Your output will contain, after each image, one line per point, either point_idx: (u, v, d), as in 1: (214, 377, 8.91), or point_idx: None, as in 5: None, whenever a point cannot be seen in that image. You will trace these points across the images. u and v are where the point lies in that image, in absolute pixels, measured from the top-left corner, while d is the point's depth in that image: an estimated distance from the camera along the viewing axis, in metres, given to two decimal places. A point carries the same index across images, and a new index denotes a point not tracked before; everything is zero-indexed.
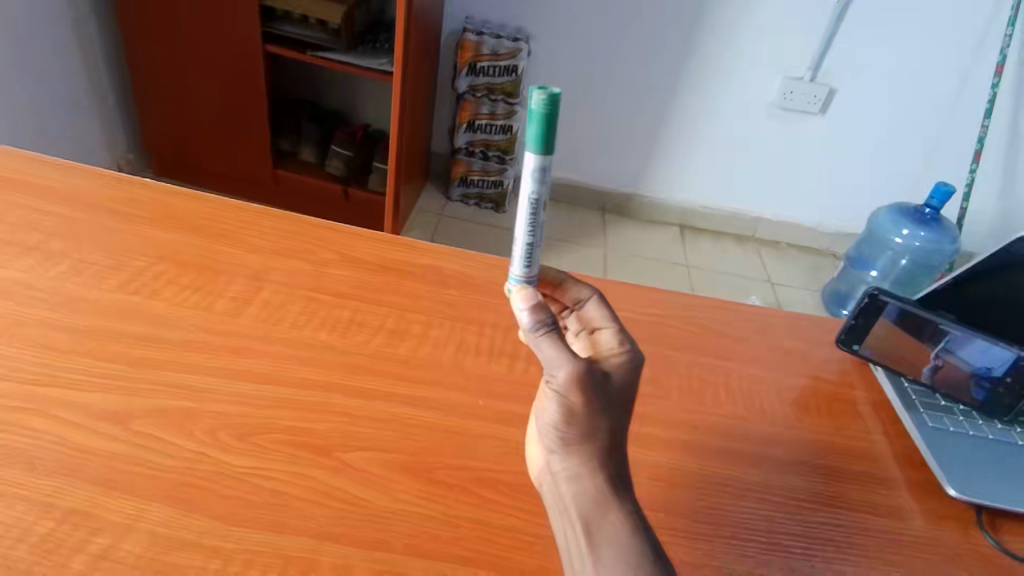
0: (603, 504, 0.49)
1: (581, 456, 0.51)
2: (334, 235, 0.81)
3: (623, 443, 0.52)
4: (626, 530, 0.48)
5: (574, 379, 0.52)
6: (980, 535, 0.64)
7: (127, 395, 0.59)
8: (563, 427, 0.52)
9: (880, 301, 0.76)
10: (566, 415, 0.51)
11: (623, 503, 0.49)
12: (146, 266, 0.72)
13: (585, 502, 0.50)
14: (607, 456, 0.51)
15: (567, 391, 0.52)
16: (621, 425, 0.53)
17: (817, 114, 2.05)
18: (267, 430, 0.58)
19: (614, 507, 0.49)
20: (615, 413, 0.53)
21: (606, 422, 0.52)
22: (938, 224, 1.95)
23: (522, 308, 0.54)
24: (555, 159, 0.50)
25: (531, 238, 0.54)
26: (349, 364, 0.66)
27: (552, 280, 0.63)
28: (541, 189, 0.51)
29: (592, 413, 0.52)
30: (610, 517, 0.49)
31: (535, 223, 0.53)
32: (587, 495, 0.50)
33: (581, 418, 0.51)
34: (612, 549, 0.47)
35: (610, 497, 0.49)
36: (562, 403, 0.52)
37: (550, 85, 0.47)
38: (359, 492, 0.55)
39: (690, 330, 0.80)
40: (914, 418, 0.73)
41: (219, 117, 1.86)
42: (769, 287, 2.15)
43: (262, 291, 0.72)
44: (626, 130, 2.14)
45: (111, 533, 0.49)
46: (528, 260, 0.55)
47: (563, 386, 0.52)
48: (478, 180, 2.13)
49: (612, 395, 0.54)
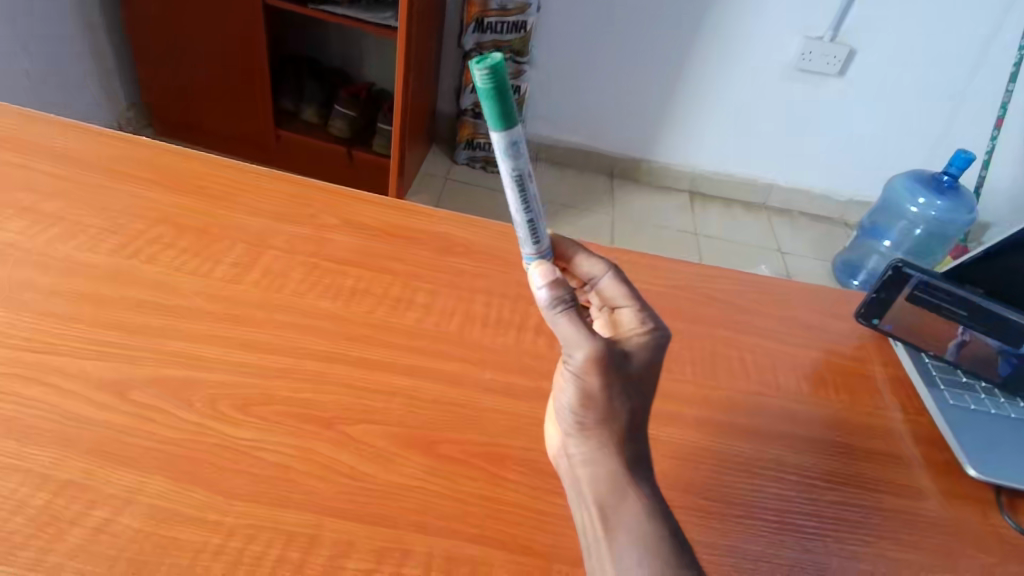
0: (622, 488, 0.48)
1: (597, 438, 0.49)
2: (336, 198, 0.78)
3: (643, 425, 0.50)
4: (643, 514, 0.47)
5: (592, 360, 0.49)
6: (999, 517, 0.62)
7: (123, 362, 0.57)
8: (580, 409, 0.50)
9: (904, 274, 0.73)
10: (584, 397, 0.49)
11: (641, 487, 0.48)
12: (142, 229, 0.70)
13: (603, 486, 0.48)
14: (624, 437, 0.49)
15: (585, 372, 0.49)
16: (640, 407, 0.51)
17: (836, 75, 1.97)
18: (269, 402, 0.57)
19: (630, 490, 0.47)
20: (635, 395, 0.50)
21: (625, 402, 0.50)
22: (955, 193, 1.90)
23: (537, 280, 0.51)
24: (521, 128, 0.45)
25: (528, 215, 0.51)
26: (351, 334, 0.64)
27: (565, 250, 0.59)
28: (519, 162, 0.47)
29: (612, 395, 0.49)
30: (627, 502, 0.47)
31: (525, 198, 0.49)
32: (603, 478, 0.48)
33: (599, 399, 0.49)
34: (628, 533, 0.46)
35: (629, 481, 0.48)
36: (580, 384, 0.49)
37: (487, 55, 0.41)
38: (364, 466, 0.54)
39: (703, 302, 0.78)
40: (934, 395, 0.71)
41: (219, 72, 1.80)
42: (779, 255, 2.11)
43: (263, 257, 0.69)
44: (633, 91, 2.08)
45: (110, 506, 0.48)
46: (535, 236, 0.53)
47: (581, 367, 0.49)
48: (484, 143, 2.08)
49: (633, 376, 0.51)
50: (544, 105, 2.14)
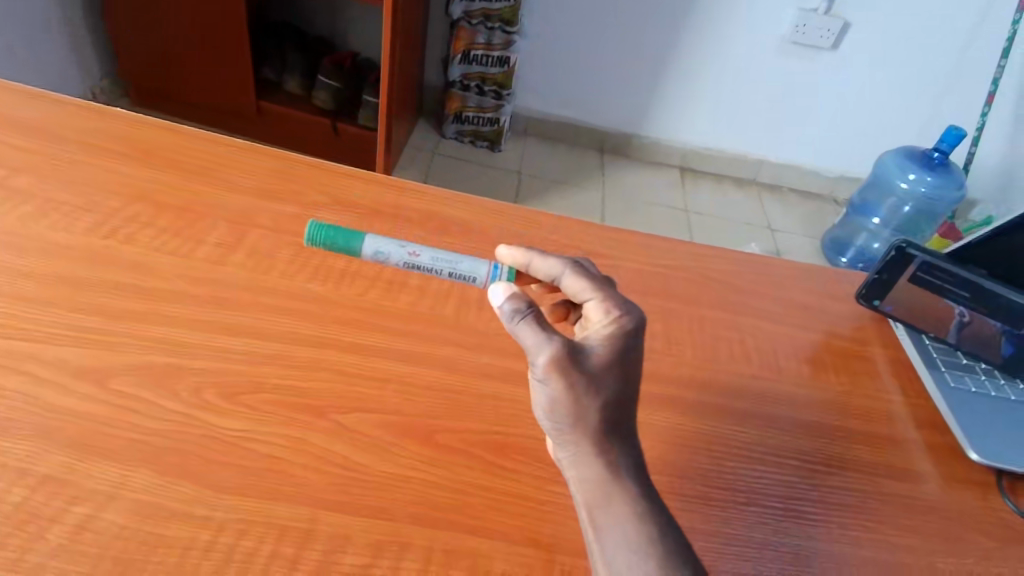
0: (606, 488, 0.46)
1: (576, 441, 0.48)
2: (323, 174, 0.75)
3: (625, 419, 0.49)
4: (631, 510, 0.45)
5: (555, 364, 0.48)
6: (1000, 500, 0.62)
7: (103, 349, 0.54)
8: (554, 415, 0.49)
9: (907, 255, 0.72)
10: (554, 402, 0.48)
11: (625, 484, 0.46)
12: (119, 207, 0.66)
13: (591, 489, 0.46)
14: (604, 435, 0.47)
15: (550, 377, 0.48)
16: (619, 401, 0.49)
17: (829, 48, 1.94)
18: (258, 390, 0.54)
19: (615, 489, 0.46)
20: (606, 390, 0.48)
21: (596, 400, 0.48)
22: (946, 170, 1.90)
23: (495, 297, 0.52)
24: (370, 239, 0.58)
25: (442, 272, 0.60)
26: (342, 318, 0.61)
27: (521, 261, 0.59)
28: (394, 257, 0.59)
29: (580, 395, 0.48)
30: (617, 502, 0.46)
31: (426, 268, 0.60)
32: (589, 480, 0.47)
33: (567, 402, 0.48)
34: (618, 533, 0.45)
35: (611, 480, 0.46)
36: (548, 390, 0.48)
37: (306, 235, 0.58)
38: (358, 457, 0.52)
39: (701, 283, 0.76)
40: (935, 377, 0.71)
41: (197, 40, 1.73)
42: (768, 232, 2.10)
43: (248, 237, 0.66)
44: (625, 65, 2.04)
45: (92, 502, 0.46)
46: (469, 277, 0.61)
47: (546, 372, 0.48)
48: (473, 117, 2.03)
49: (602, 371, 0.49)
50: (534, 78, 2.10)
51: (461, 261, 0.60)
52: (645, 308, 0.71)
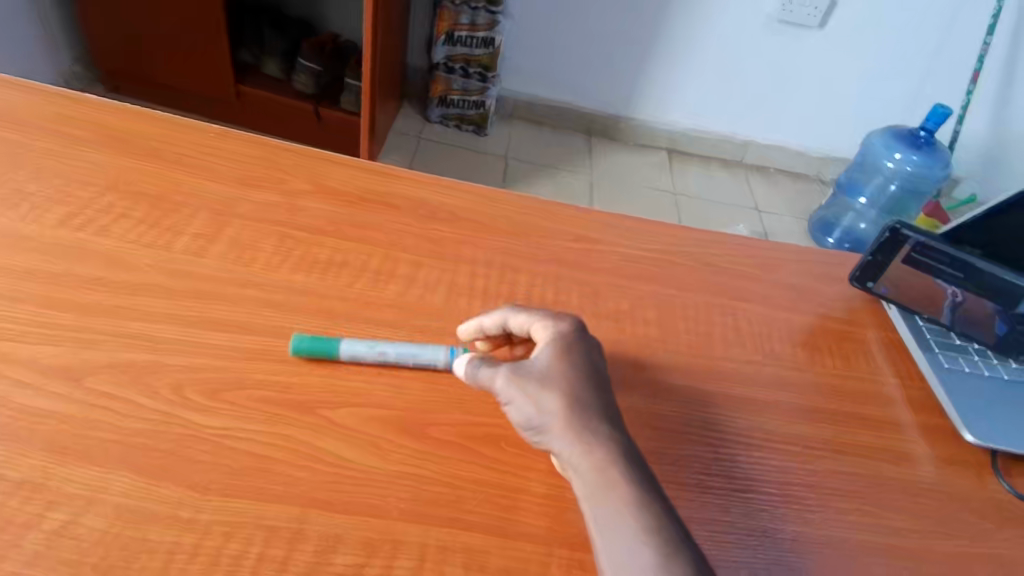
0: (595, 480, 0.46)
1: (558, 438, 0.49)
2: (305, 160, 0.73)
3: (599, 408, 0.50)
4: (622, 492, 0.45)
5: (513, 381, 0.51)
6: (995, 481, 0.62)
7: (78, 346, 0.52)
8: (531, 424, 0.50)
9: (901, 236, 0.71)
10: (526, 413, 0.50)
11: (613, 473, 0.46)
12: (91, 197, 0.63)
13: (582, 479, 0.47)
14: (580, 425, 0.48)
15: (514, 394, 0.51)
16: (587, 393, 0.51)
17: (815, 27, 1.93)
18: (241, 386, 0.52)
19: (605, 473, 0.46)
20: (568, 390, 0.50)
21: (564, 397, 0.50)
22: (931, 149, 1.90)
23: (460, 370, 0.55)
24: None
25: None
26: (328, 310, 0.59)
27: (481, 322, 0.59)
28: None
29: (545, 398, 0.50)
30: (609, 485, 0.46)
31: None
32: (579, 470, 0.47)
33: (536, 408, 0.50)
34: (616, 517, 0.45)
35: (601, 471, 0.46)
36: (518, 404, 0.50)
37: None
38: (347, 452, 0.50)
39: (694, 268, 0.75)
40: (930, 358, 0.71)
41: (172, 22, 1.67)
42: (756, 214, 2.10)
43: (228, 227, 0.64)
44: (612, 45, 2.01)
45: (70, 507, 0.44)
46: None
47: (509, 391, 0.51)
48: (458, 100, 2.00)
49: (560, 373, 0.51)
50: (520, 60, 2.06)
51: (422, 349, 0.57)
52: (638, 294, 0.70)
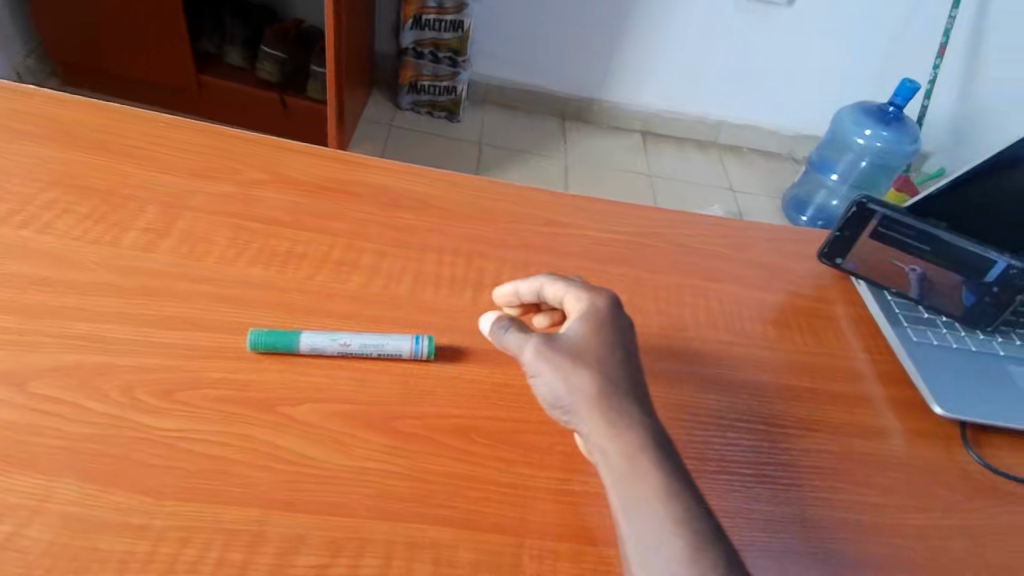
0: (624, 464, 0.45)
1: (587, 417, 0.47)
2: (262, 149, 0.70)
3: (630, 388, 0.49)
4: (652, 477, 0.44)
5: (543, 353, 0.50)
6: (965, 452, 0.63)
7: (19, 350, 0.50)
8: (559, 400, 0.49)
9: (868, 210, 0.71)
10: (555, 388, 0.49)
11: (642, 458, 0.45)
12: (32, 193, 0.60)
13: (609, 461, 0.46)
14: (611, 406, 0.47)
15: (543, 367, 0.50)
16: (618, 373, 0.49)
17: (785, 5, 1.92)
18: (196, 386, 0.50)
19: (634, 457, 0.45)
20: (601, 368, 0.49)
21: (594, 375, 0.49)
22: (899, 123, 1.92)
23: (492, 334, 0.55)
24: None
25: None
26: (288, 303, 0.57)
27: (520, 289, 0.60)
28: None
29: (576, 374, 0.49)
30: (638, 470, 0.45)
31: None
32: (607, 452, 0.46)
33: (566, 384, 0.49)
34: (645, 503, 0.44)
35: (630, 457, 0.45)
36: (546, 378, 0.50)
37: None
38: (309, 450, 0.49)
39: (665, 249, 0.74)
40: (899, 332, 0.71)
41: (125, 10, 1.61)
42: (730, 194, 2.10)
43: (180, 221, 0.61)
44: (583, 27, 1.98)
45: (14, 518, 0.42)
46: None
47: (539, 363, 0.50)
48: (428, 86, 1.96)
49: (592, 351, 0.50)
50: (491, 43, 2.03)
51: (387, 338, 0.55)
52: (608, 277, 0.69)
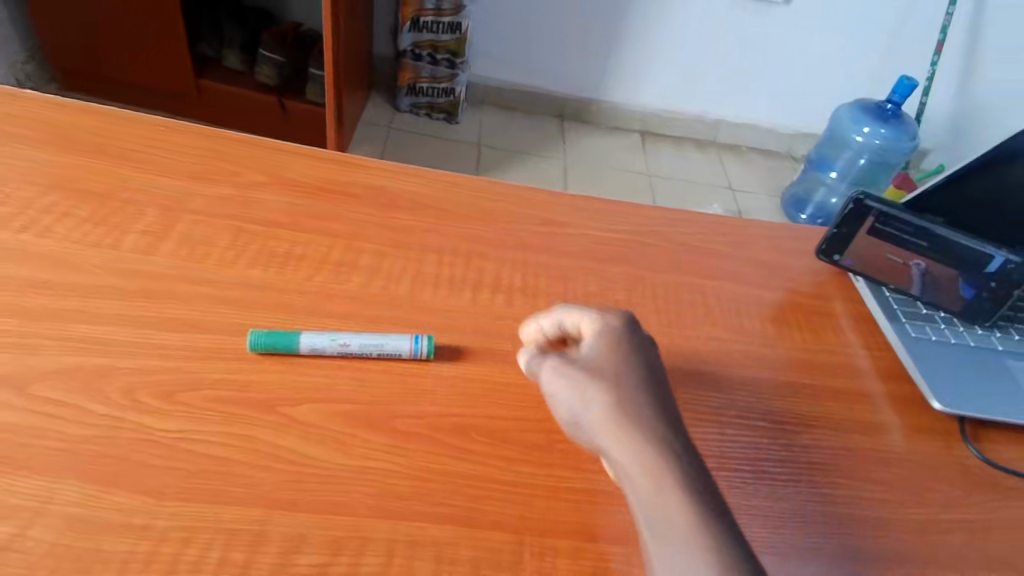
0: (646, 488, 0.44)
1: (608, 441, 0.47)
2: (261, 152, 0.70)
3: (650, 406, 0.48)
4: (676, 500, 0.44)
5: (562, 377, 0.50)
6: (964, 447, 0.63)
7: (21, 353, 0.50)
8: (581, 423, 0.49)
9: (864, 207, 0.71)
10: (576, 412, 0.49)
11: (665, 480, 0.44)
12: (32, 197, 0.60)
13: (632, 485, 0.45)
14: (631, 427, 0.46)
15: (563, 392, 0.50)
16: (636, 391, 0.48)
17: (782, 3, 1.92)
18: (196, 387, 0.50)
19: (655, 479, 0.44)
20: (619, 387, 0.48)
21: (612, 396, 0.48)
22: (897, 121, 1.92)
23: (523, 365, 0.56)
24: None
25: None
26: (288, 304, 0.57)
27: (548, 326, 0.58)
28: None
29: (594, 396, 0.48)
30: (661, 493, 0.44)
31: None
32: (628, 476, 0.45)
33: (585, 407, 0.49)
34: (670, 529, 0.43)
35: (652, 479, 0.44)
36: (567, 402, 0.50)
37: None
38: (309, 449, 0.49)
39: (663, 247, 0.74)
40: (896, 328, 0.71)
41: (123, 15, 1.61)
42: (729, 193, 2.11)
43: (180, 223, 0.62)
44: (581, 27, 1.99)
45: (17, 519, 0.42)
46: None
47: (559, 388, 0.50)
48: (427, 88, 1.97)
49: (610, 370, 0.50)
50: (489, 44, 2.03)
51: (386, 338, 0.56)
52: (606, 276, 0.69)
